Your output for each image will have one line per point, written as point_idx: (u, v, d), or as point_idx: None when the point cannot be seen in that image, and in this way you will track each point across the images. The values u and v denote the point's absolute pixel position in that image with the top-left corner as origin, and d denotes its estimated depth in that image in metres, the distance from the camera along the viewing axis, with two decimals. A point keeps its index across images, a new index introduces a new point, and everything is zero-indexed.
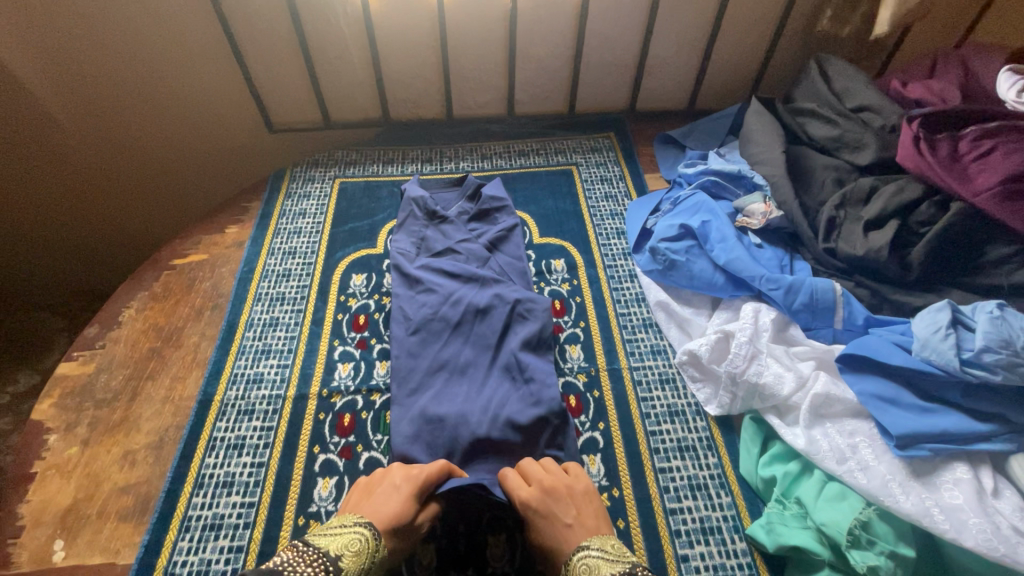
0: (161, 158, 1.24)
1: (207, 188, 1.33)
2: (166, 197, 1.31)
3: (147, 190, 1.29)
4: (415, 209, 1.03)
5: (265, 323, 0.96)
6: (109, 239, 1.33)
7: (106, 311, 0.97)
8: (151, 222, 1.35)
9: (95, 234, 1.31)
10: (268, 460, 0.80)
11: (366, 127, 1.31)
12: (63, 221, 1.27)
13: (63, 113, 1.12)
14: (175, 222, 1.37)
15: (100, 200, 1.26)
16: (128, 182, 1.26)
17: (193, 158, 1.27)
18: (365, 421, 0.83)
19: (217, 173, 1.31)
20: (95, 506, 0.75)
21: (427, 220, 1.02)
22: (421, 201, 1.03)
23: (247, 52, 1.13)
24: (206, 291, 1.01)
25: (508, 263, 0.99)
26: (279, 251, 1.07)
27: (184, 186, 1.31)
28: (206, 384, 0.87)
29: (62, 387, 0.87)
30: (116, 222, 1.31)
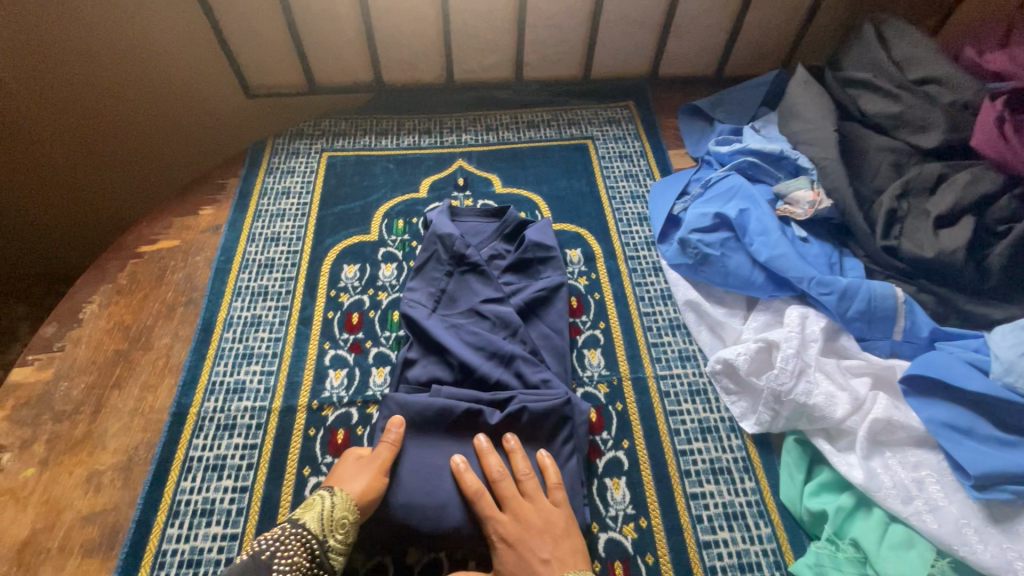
0: (123, 126, 1.10)
1: (179, 161, 1.19)
2: (131, 171, 1.17)
3: (109, 165, 1.14)
4: (441, 252, 0.85)
5: (246, 323, 0.85)
6: (62, 216, 1.19)
7: (64, 307, 0.86)
8: (112, 198, 1.20)
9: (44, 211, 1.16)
10: (253, 483, 0.71)
11: (356, 92, 1.16)
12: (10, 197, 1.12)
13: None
14: (144, 199, 1.23)
15: (47, 171, 1.11)
16: (81, 154, 1.11)
17: (160, 127, 1.12)
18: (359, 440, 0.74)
19: (189, 144, 1.17)
20: (56, 538, 0.66)
21: (451, 269, 0.84)
22: (451, 240, 0.85)
23: (217, 3, 0.98)
24: (179, 283, 0.89)
25: (539, 337, 0.80)
26: (260, 237, 0.95)
27: (155, 160, 1.17)
28: (180, 395, 0.78)
29: (16, 397, 0.77)
30: (68, 197, 1.16)
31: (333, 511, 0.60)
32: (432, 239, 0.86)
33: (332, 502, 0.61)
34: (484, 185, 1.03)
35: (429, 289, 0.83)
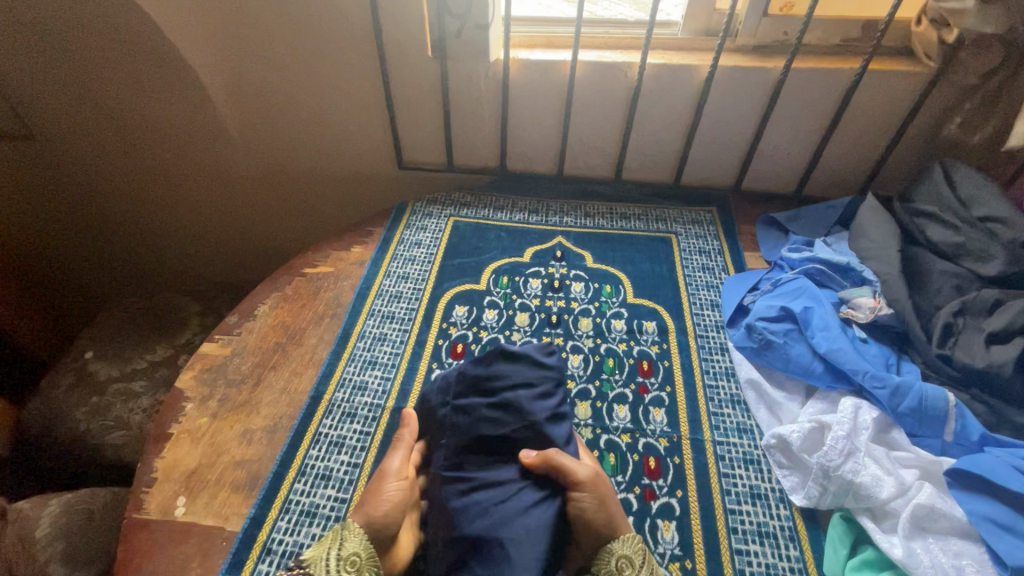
0: (308, 178, 1.47)
1: (339, 207, 1.54)
2: (306, 210, 1.56)
3: (293, 204, 1.54)
4: (511, 422, 0.76)
5: (374, 337, 1.06)
6: (249, 242, 1.67)
7: (245, 304, 1.12)
8: (288, 231, 1.63)
9: (238, 238, 1.65)
10: (363, 462, 0.87)
11: (482, 174, 1.44)
12: (225, 216, 1.59)
13: (235, 127, 1.36)
14: (306, 232, 1.63)
15: (243, 211, 1.57)
16: (278, 194, 1.52)
17: (333, 182, 1.48)
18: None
19: (349, 195, 1.51)
20: (214, 473, 0.85)
21: (505, 449, 0.75)
22: (553, 436, 0.76)
23: (396, 100, 1.30)
24: (329, 299, 1.13)
25: (485, 531, 0.66)
26: (394, 274, 1.19)
27: (321, 204, 1.54)
28: (318, 383, 0.98)
29: (203, 363, 1.01)
30: (255, 229, 1.62)
31: (340, 549, 0.69)
32: (519, 405, 0.76)
33: (341, 545, 0.69)
34: (578, 259, 1.22)
35: (461, 430, 0.77)
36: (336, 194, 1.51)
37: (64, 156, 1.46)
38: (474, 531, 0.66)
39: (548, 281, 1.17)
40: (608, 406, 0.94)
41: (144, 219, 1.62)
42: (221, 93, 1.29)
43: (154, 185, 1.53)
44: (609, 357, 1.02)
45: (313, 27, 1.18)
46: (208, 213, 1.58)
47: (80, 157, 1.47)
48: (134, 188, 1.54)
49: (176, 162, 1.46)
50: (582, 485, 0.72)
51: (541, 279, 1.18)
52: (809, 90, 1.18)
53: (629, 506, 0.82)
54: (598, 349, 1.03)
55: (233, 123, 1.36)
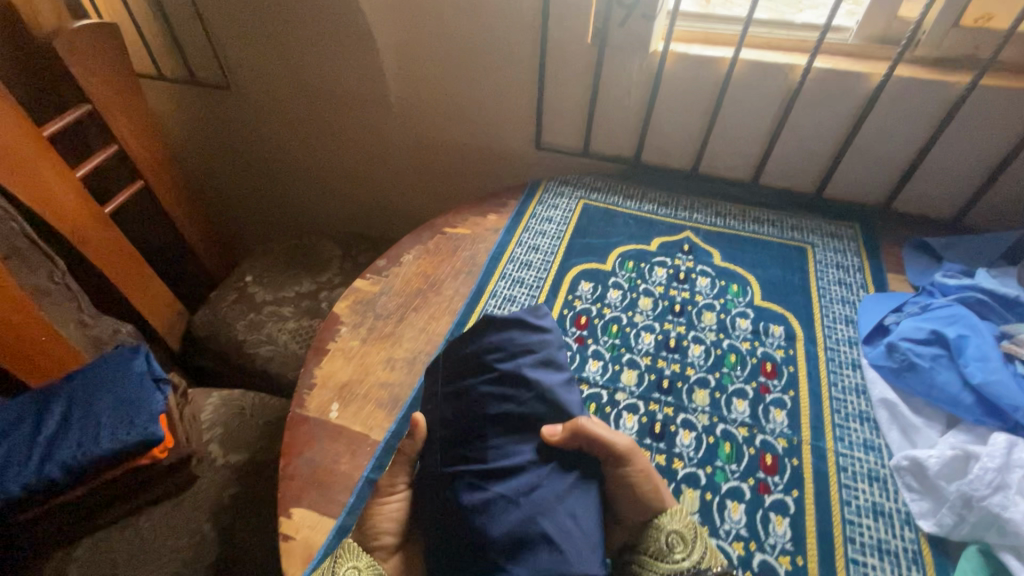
0: (450, 146, 1.60)
1: (472, 176, 1.66)
2: (442, 176, 1.69)
3: (432, 169, 1.68)
4: (521, 394, 0.77)
5: (505, 297, 1.14)
6: (380, 198, 1.84)
7: (393, 251, 1.25)
8: (422, 194, 1.77)
9: (373, 195, 1.83)
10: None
11: (616, 162, 1.48)
12: (371, 172, 1.75)
13: (398, 92, 1.51)
14: (437, 197, 1.77)
15: (383, 171, 1.74)
16: (421, 158, 1.66)
17: (472, 153, 1.60)
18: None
19: (484, 166, 1.62)
20: (363, 388, 0.97)
21: (519, 424, 0.75)
22: (565, 406, 0.77)
23: (547, 82, 1.38)
24: (465, 258, 1.23)
25: (520, 524, 0.67)
26: (525, 244, 1.26)
27: (457, 171, 1.66)
28: (453, 329, 1.07)
29: (356, 295, 1.14)
30: (390, 188, 1.79)
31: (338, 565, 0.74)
32: (522, 374, 0.78)
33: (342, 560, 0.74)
34: (706, 255, 1.23)
35: (466, 409, 0.78)
36: (473, 165, 1.63)
37: (248, 104, 1.67)
38: (507, 526, 0.67)
39: (674, 272, 1.19)
40: (726, 398, 0.95)
41: (302, 167, 1.81)
42: (393, 62, 1.44)
43: (316, 139, 1.71)
44: (731, 352, 1.03)
45: (487, 9, 1.27)
46: (352, 170, 1.77)
47: (254, 111, 1.67)
48: (296, 141, 1.73)
49: (339, 121, 1.64)
50: (623, 459, 0.76)
51: (667, 269, 1.20)
52: (994, 111, 1.09)
53: (742, 494, 0.83)
54: (720, 343, 1.04)
55: (397, 90, 1.50)
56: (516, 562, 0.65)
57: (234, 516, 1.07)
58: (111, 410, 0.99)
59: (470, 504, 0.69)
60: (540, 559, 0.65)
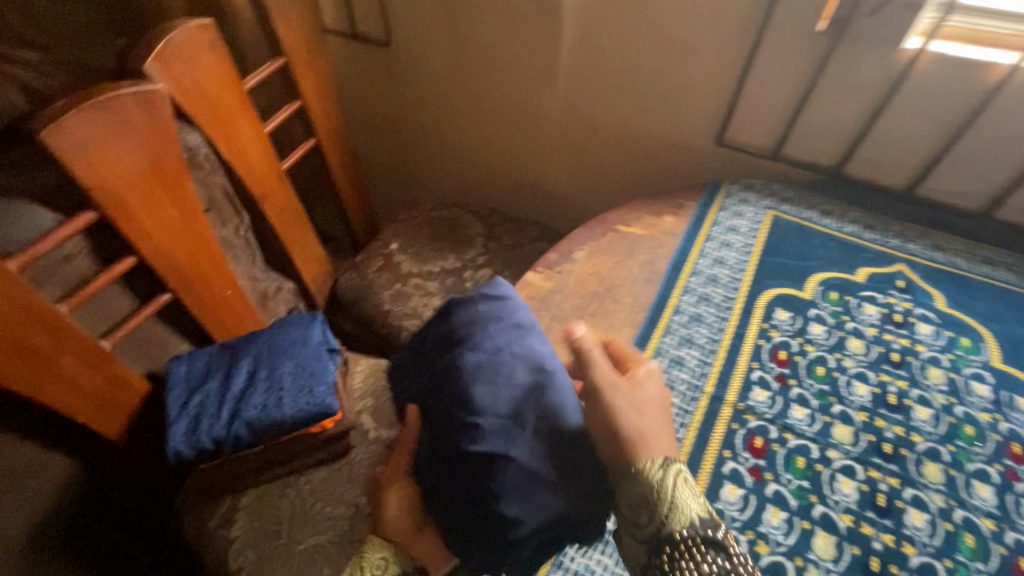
0: (615, 130, 1.48)
1: (631, 166, 1.54)
2: (595, 162, 1.58)
3: (587, 154, 1.57)
4: (512, 375, 0.70)
5: (691, 315, 1.03)
6: (519, 179, 1.75)
7: (564, 244, 1.17)
8: (565, 181, 1.67)
9: (514, 173, 1.74)
10: (684, 437, 0.86)
11: (810, 171, 1.32)
12: (519, 149, 1.66)
13: (573, 65, 1.40)
14: (582, 186, 1.66)
15: (531, 149, 1.65)
16: (577, 141, 1.55)
17: (638, 141, 1.47)
18: (768, 484, 0.81)
19: (647, 157, 1.50)
20: None
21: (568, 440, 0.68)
22: (532, 357, 0.72)
23: (752, 73, 1.23)
24: (643, 262, 1.13)
25: (545, 516, 0.65)
26: (710, 255, 1.14)
27: (615, 159, 1.54)
28: (636, 344, 0.99)
29: (529, 289, 1.08)
30: (532, 168, 1.70)
31: None
32: (501, 347, 0.73)
33: None
34: (926, 297, 1.06)
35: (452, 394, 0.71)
36: (636, 154, 1.50)
37: (408, 65, 1.60)
38: (517, 504, 0.64)
39: (888, 312, 1.04)
40: (965, 479, 0.82)
41: (448, 136, 1.75)
42: (578, 34, 1.33)
43: (469, 108, 1.63)
44: (968, 423, 0.88)
45: None
46: (499, 145, 1.68)
47: (413, 72, 1.61)
48: (449, 108, 1.66)
49: (497, 92, 1.55)
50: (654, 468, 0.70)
51: (879, 307, 1.05)
52: None
53: None
54: (952, 409, 0.90)
55: (573, 64, 1.40)
56: (529, 519, 0.64)
57: None
58: (301, 374, 1.00)
59: (476, 496, 0.66)
60: (540, 521, 0.65)
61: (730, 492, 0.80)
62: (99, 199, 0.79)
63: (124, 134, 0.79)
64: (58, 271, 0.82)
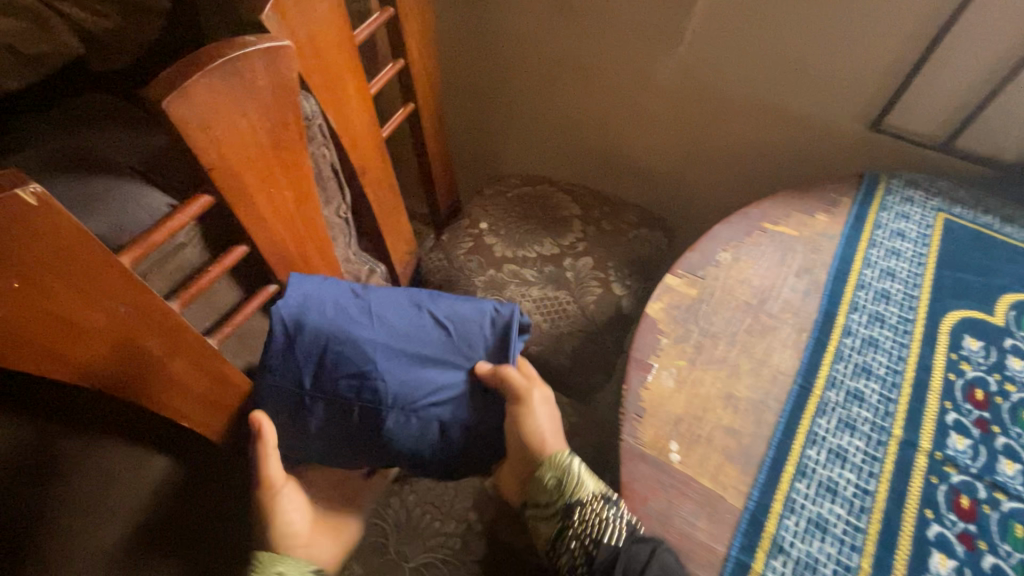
0: (741, 108, 1.30)
1: (752, 149, 1.36)
2: (708, 143, 1.40)
3: (701, 132, 1.39)
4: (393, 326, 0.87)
5: (865, 339, 0.89)
6: (614, 155, 1.58)
7: (703, 244, 1.03)
8: (668, 161, 1.50)
9: (609, 149, 1.57)
10: (876, 491, 0.74)
11: (982, 167, 1.14)
12: (621, 120, 1.49)
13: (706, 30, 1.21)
14: (686, 169, 1.49)
15: (634, 123, 1.47)
16: (693, 117, 1.38)
17: (769, 122, 1.29)
18: (984, 556, 0.69)
19: (775, 140, 1.31)
20: (704, 430, 0.79)
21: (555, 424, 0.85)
22: (364, 305, 0.87)
23: (936, 49, 1.04)
24: (798, 270, 0.98)
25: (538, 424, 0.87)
26: (877, 266, 0.98)
27: (734, 139, 1.36)
28: (805, 371, 0.85)
29: (671, 297, 0.94)
30: (631, 144, 1.53)
31: None
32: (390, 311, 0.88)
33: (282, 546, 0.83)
34: None
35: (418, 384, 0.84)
36: (763, 136, 1.32)
37: (506, 19, 1.42)
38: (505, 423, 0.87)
39: None
40: None
41: (540, 101, 1.57)
42: None
43: (571, 72, 1.45)
44: None
45: None
46: (597, 115, 1.51)
47: (511, 27, 1.43)
48: (546, 71, 1.48)
49: (606, 56, 1.37)
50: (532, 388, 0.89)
51: None
52: None
53: None
54: None
55: (704, 30, 1.21)
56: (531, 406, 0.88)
57: (500, 510, 0.98)
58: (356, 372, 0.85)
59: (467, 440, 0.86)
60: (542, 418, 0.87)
61: (939, 564, 0.68)
62: (215, 180, 0.68)
63: (244, 102, 0.67)
64: (168, 262, 0.73)
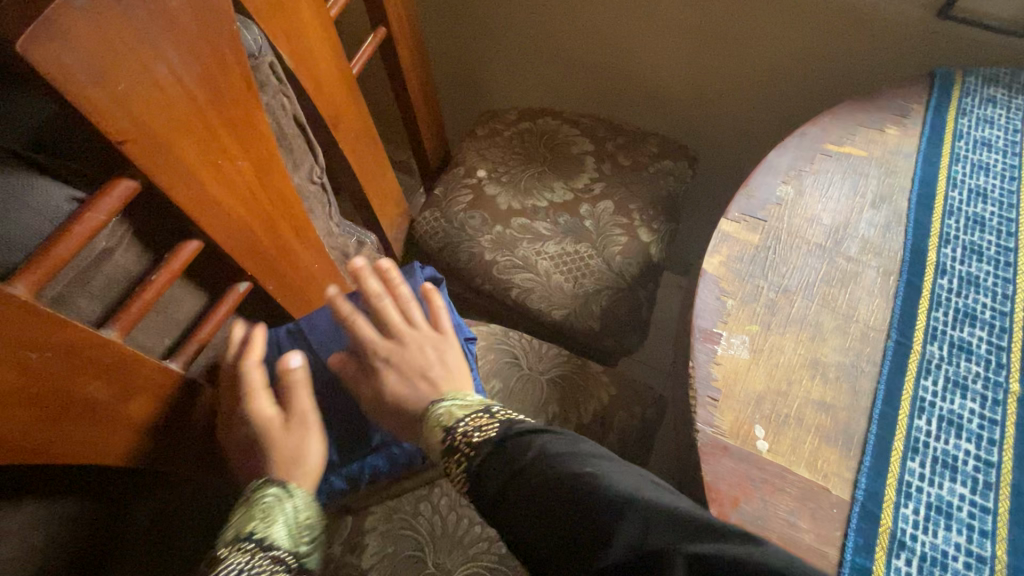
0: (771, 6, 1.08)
1: (783, 55, 1.16)
2: (730, 53, 1.20)
3: (722, 39, 1.18)
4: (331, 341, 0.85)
5: (963, 278, 0.75)
6: (620, 76, 1.36)
7: (758, 176, 0.86)
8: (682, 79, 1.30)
9: (614, 69, 1.35)
10: (1001, 462, 0.63)
11: None
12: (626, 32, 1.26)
13: None
14: (706, 88, 1.29)
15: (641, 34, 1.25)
16: (711, 22, 1.16)
17: (806, 21, 1.08)
18: None
19: (811, 44, 1.11)
20: (792, 408, 0.66)
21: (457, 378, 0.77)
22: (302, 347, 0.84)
23: None
24: (875, 199, 0.82)
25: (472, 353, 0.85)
26: (964, 186, 0.83)
27: (759, 45, 1.16)
28: (900, 324, 0.71)
29: (730, 247, 0.78)
30: (640, 62, 1.31)
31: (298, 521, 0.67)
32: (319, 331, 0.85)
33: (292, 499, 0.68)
34: None
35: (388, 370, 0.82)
36: (798, 38, 1.11)
37: None
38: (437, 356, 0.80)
39: None
40: None
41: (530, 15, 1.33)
42: None
43: None
44: None
45: None
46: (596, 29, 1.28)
47: None
48: None
49: None
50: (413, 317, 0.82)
51: None
52: None
53: None
54: None
55: None
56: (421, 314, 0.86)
57: None
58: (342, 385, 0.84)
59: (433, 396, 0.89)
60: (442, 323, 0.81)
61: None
62: (133, 155, 0.48)
63: (152, 34, 0.47)
64: (92, 278, 0.54)
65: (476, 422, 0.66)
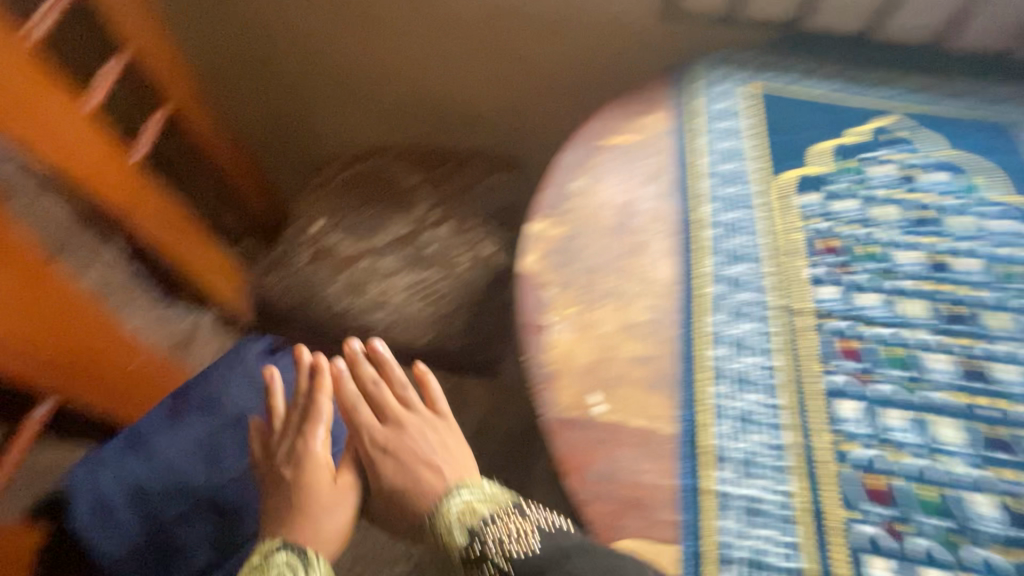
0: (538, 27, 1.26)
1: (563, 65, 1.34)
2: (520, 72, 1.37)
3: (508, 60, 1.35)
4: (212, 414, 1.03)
5: (727, 225, 0.88)
6: (437, 104, 1.50)
7: (556, 175, 0.97)
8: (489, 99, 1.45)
9: (431, 100, 1.47)
10: (780, 366, 0.74)
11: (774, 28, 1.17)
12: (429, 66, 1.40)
13: None
14: (512, 103, 1.44)
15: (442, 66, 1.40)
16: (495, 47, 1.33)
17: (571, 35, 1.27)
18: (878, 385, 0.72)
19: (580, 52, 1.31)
20: (618, 369, 0.76)
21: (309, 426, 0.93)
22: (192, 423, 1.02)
23: None
24: (652, 174, 0.96)
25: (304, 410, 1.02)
26: (714, 150, 0.97)
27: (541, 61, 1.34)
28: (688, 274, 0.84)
29: (543, 243, 0.87)
30: (449, 89, 1.45)
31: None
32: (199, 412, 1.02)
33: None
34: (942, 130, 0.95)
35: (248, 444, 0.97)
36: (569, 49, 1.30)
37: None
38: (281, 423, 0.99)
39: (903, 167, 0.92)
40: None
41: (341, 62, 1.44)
42: None
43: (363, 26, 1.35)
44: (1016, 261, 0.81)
45: None
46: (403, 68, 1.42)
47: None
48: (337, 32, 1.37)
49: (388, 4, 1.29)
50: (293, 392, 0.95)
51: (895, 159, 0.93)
52: None
53: None
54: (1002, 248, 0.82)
55: None
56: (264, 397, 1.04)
57: None
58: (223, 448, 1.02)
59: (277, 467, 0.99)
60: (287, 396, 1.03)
61: (847, 408, 0.70)
62: None
63: None
64: None
65: (500, 522, 0.70)
